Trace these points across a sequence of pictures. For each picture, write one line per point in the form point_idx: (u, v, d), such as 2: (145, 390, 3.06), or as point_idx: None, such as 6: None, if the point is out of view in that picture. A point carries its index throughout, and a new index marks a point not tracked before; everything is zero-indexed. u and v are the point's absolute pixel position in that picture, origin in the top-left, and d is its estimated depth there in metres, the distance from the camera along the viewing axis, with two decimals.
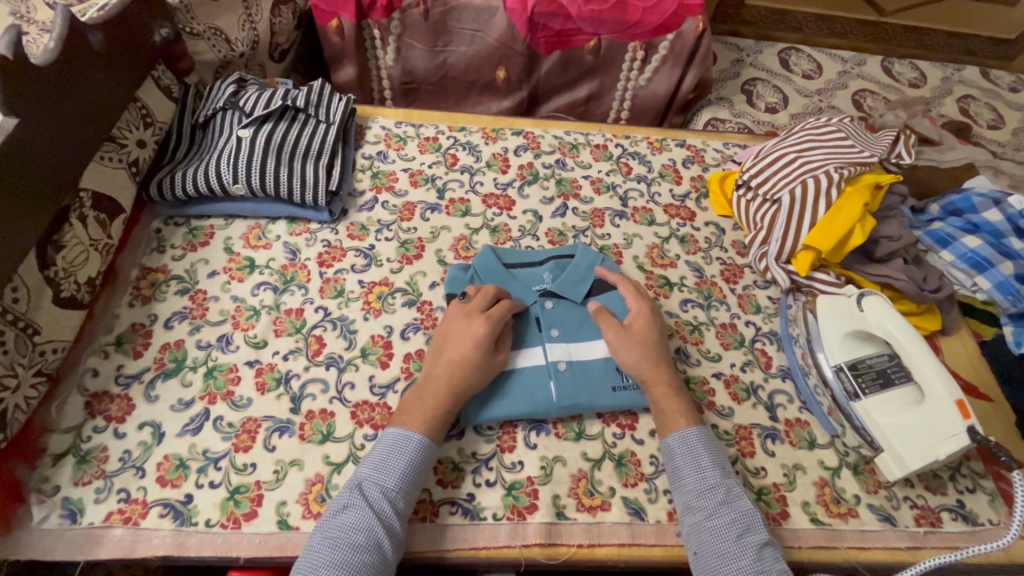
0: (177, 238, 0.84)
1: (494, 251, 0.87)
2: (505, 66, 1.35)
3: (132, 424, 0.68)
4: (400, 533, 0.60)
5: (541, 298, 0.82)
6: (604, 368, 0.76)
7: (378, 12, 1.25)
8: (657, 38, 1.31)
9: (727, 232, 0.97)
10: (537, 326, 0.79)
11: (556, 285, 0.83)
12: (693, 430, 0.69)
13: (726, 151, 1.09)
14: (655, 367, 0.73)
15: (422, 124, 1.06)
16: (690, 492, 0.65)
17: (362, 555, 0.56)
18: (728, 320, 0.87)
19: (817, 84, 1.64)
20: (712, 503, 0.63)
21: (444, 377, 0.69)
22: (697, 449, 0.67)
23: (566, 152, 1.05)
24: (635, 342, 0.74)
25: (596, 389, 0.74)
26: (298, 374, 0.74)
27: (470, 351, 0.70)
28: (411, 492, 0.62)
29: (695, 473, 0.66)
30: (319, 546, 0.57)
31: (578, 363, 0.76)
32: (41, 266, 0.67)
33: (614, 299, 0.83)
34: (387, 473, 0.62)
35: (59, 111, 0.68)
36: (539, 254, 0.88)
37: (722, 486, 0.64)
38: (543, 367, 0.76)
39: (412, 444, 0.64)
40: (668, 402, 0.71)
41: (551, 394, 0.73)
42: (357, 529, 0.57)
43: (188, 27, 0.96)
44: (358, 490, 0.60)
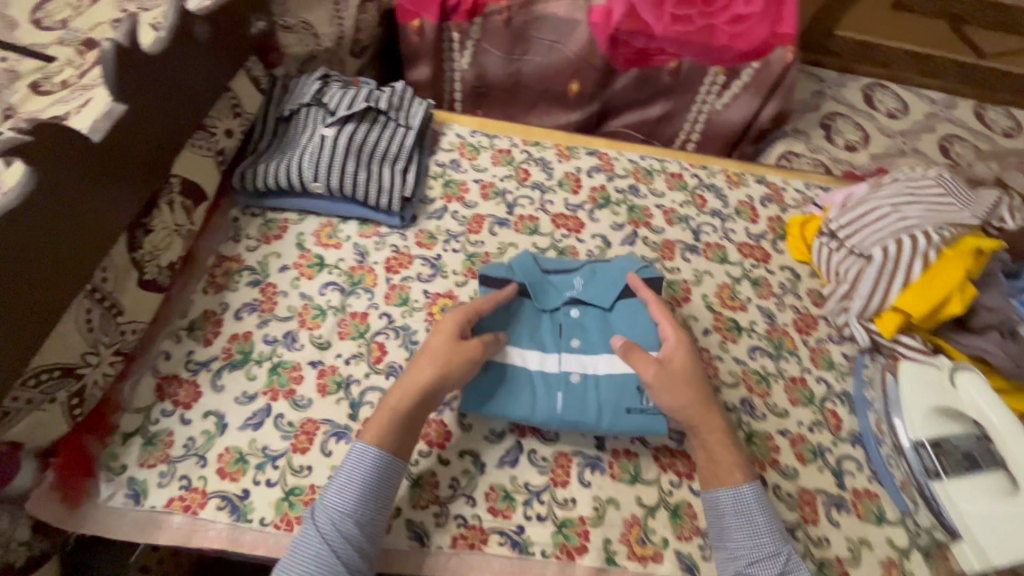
0: (253, 228, 0.86)
1: (534, 256, 0.83)
2: (579, 79, 1.33)
3: (198, 412, 0.69)
4: (361, 558, 0.59)
5: (568, 303, 0.80)
6: (621, 388, 0.73)
7: (461, 16, 1.25)
8: (742, 64, 1.26)
9: (803, 279, 0.93)
10: (558, 333, 0.78)
11: (585, 291, 0.80)
12: (746, 488, 0.65)
13: (808, 193, 1.04)
14: (704, 414, 0.68)
15: (496, 135, 1.04)
16: (741, 556, 0.63)
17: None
18: (798, 374, 0.83)
19: (901, 124, 1.56)
20: (770, 572, 0.61)
21: (404, 378, 0.67)
22: (753, 513, 0.64)
23: (640, 177, 1.02)
24: (679, 381, 0.69)
25: (605, 409, 0.71)
26: (359, 380, 0.74)
27: (430, 348, 0.68)
28: (369, 513, 0.61)
29: (748, 538, 0.63)
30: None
31: (595, 377, 0.74)
32: (130, 248, 0.69)
33: (641, 308, 0.79)
34: (342, 500, 0.60)
35: (160, 97, 0.70)
36: (577, 258, 0.85)
37: (782, 555, 0.62)
38: (555, 374, 0.74)
39: (365, 463, 0.62)
40: (717, 453, 0.68)
41: (557, 408, 0.71)
42: (307, 558, 0.57)
43: (282, 20, 0.98)
44: (312, 520, 0.59)
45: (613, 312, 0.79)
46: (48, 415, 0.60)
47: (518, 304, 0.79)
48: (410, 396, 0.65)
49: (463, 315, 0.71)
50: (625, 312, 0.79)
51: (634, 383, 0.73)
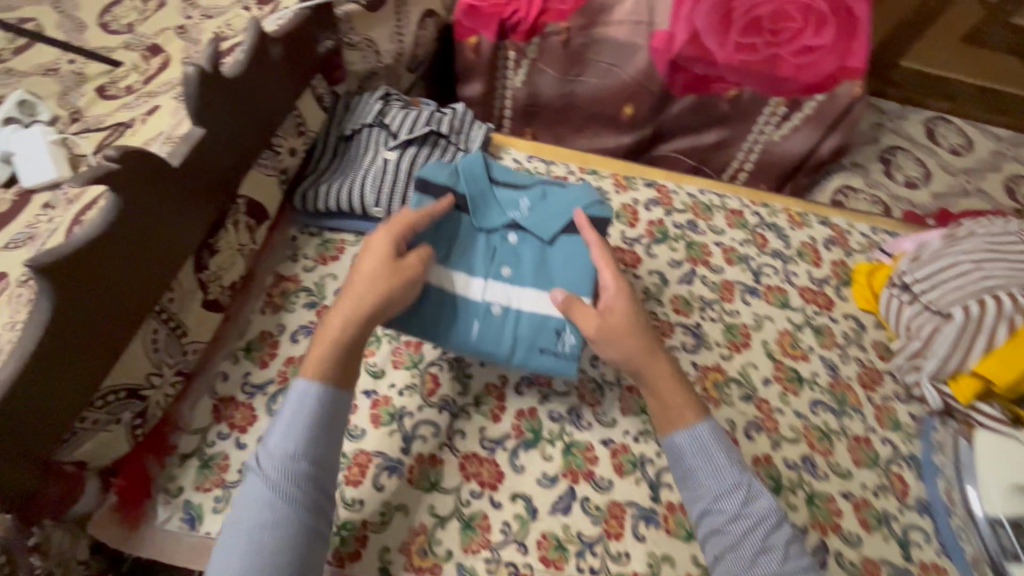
0: (310, 248, 0.85)
1: (484, 160, 0.80)
2: (633, 103, 1.30)
3: (253, 437, 0.69)
4: (316, 496, 0.59)
5: (506, 230, 0.76)
6: (539, 326, 0.72)
7: (519, 35, 1.24)
8: (805, 97, 1.22)
9: (868, 330, 0.89)
10: (490, 257, 0.75)
11: (526, 218, 0.76)
12: (701, 426, 0.65)
13: (874, 237, 1.00)
14: (643, 360, 0.67)
15: (552, 161, 1.03)
16: (707, 494, 0.63)
17: (269, 529, 0.56)
18: (862, 433, 0.80)
19: (966, 162, 1.50)
20: (733, 507, 0.62)
21: (339, 305, 0.65)
22: (709, 447, 0.64)
23: (699, 212, 0.99)
24: (623, 333, 0.67)
25: (518, 345, 0.72)
26: (411, 413, 0.73)
27: (362, 274, 0.65)
28: (317, 452, 0.60)
29: (709, 474, 0.63)
30: (232, 526, 0.57)
31: (518, 310, 0.73)
32: (197, 269, 0.69)
33: (582, 247, 0.75)
34: (285, 443, 0.59)
35: (234, 120, 0.70)
36: (529, 180, 0.81)
37: (743, 487, 0.62)
38: (476, 301, 0.73)
39: (306, 401, 0.60)
40: (662, 399, 0.67)
41: (471, 336, 0.72)
42: (261, 505, 0.56)
43: (348, 38, 0.98)
44: (256, 468, 0.58)
45: (552, 247, 0.76)
46: (112, 435, 0.61)
47: (455, 218, 0.76)
48: (352, 323, 0.64)
49: (398, 234, 0.68)
50: (566, 248, 0.76)
51: (555, 325, 0.72)
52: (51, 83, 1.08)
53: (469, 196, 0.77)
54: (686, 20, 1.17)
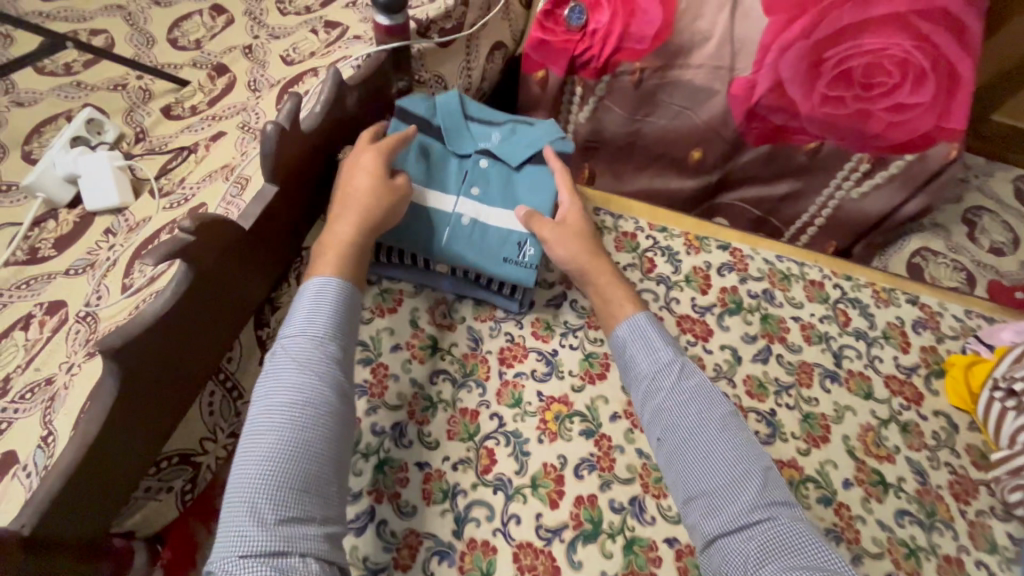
0: (367, 298, 0.81)
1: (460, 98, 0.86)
2: (703, 147, 1.24)
3: None
4: (340, 376, 0.60)
5: (479, 154, 0.83)
6: (501, 238, 0.79)
7: (589, 72, 1.19)
8: (892, 155, 1.15)
9: (961, 431, 0.81)
10: (462, 177, 0.82)
11: (497, 147, 0.84)
12: (639, 316, 0.72)
13: (968, 322, 0.92)
14: (592, 259, 0.77)
15: (620, 215, 0.98)
16: (645, 375, 0.68)
17: (297, 402, 0.56)
18: (954, 552, 0.72)
19: None
20: (667, 381, 0.67)
21: (338, 215, 0.68)
22: (646, 332, 0.71)
23: (776, 281, 0.92)
24: (573, 235, 0.78)
25: (486, 253, 0.79)
26: (465, 491, 0.69)
27: (362, 185, 0.69)
28: (339, 336, 0.61)
29: (648, 357, 0.69)
30: (257, 399, 0.57)
31: (485, 223, 0.80)
32: (257, 326, 0.66)
33: (546, 175, 0.83)
34: (308, 325, 0.61)
35: (307, 173, 0.67)
36: (499, 116, 0.88)
37: (677, 363, 0.68)
38: (449, 212, 0.80)
39: (329, 289, 0.63)
40: (607, 294, 0.76)
41: (442, 242, 0.78)
42: (280, 376, 0.57)
43: (418, 75, 0.95)
44: (279, 349, 0.59)
45: (519, 174, 0.84)
46: (162, 504, 0.59)
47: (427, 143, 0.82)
48: (360, 228, 0.68)
49: (384, 148, 0.72)
50: (533, 176, 0.84)
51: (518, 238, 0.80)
52: (118, 100, 1.08)
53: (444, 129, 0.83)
54: (771, 69, 1.09)
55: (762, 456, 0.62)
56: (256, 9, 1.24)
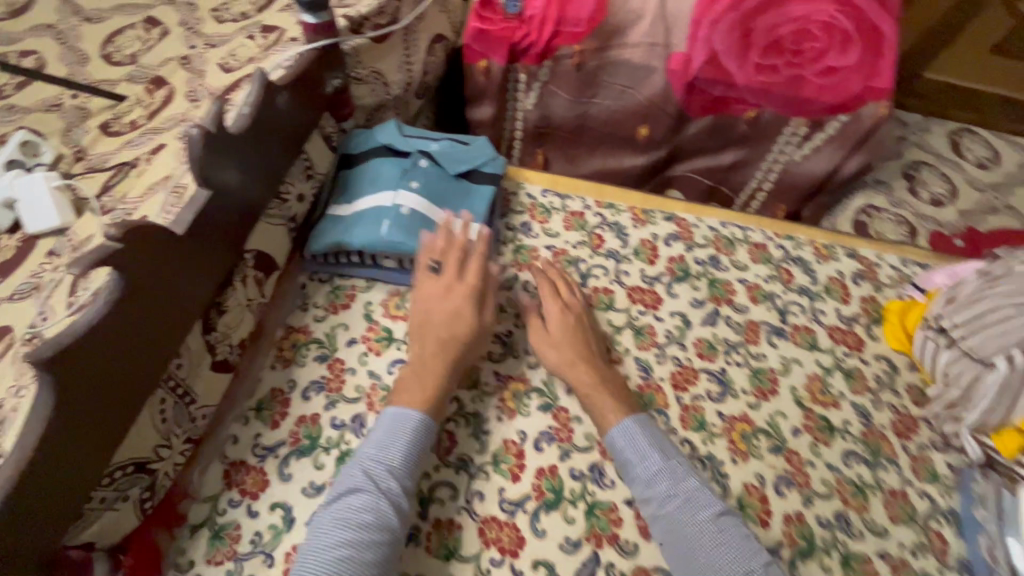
0: (320, 296, 0.82)
1: (400, 126, 0.90)
2: (648, 124, 1.27)
3: (265, 504, 0.67)
4: (407, 508, 0.63)
5: (418, 155, 0.86)
6: (443, 228, 0.81)
7: (530, 59, 1.20)
8: (829, 117, 1.18)
9: (901, 372, 0.85)
10: (402, 174, 0.83)
11: (436, 153, 0.87)
12: (630, 420, 0.71)
13: (904, 270, 0.96)
14: (591, 360, 0.77)
15: (568, 195, 1.00)
16: (638, 480, 0.68)
17: (370, 530, 0.59)
18: (898, 486, 0.76)
19: (992, 177, 1.45)
20: (661, 489, 0.66)
21: (431, 355, 0.71)
22: (640, 438, 0.70)
23: (721, 247, 0.95)
24: (552, 343, 0.78)
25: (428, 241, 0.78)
26: (428, 474, 0.71)
27: (458, 329, 0.72)
28: (413, 468, 0.65)
29: (642, 460, 0.68)
30: (324, 521, 0.60)
31: (424, 212, 0.80)
32: (204, 331, 0.67)
33: (484, 190, 0.87)
34: (388, 453, 0.64)
35: (242, 176, 0.68)
36: (438, 134, 0.92)
37: (666, 470, 0.67)
38: (387, 205, 0.79)
39: (412, 421, 0.66)
40: (602, 399, 0.74)
41: (382, 232, 0.77)
42: (360, 505, 0.60)
43: (354, 72, 0.95)
44: (361, 470, 0.63)
45: (454, 182, 0.86)
46: (120, 513, 0.59)
47: (371, 163, 0.86)
48: (449, 368, 0.71)
49: (480, 286, 0.75)
50: (473, 185, 0.87)
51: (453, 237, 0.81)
52: (54, 120, 1.06)
53: (386, 146, 0.87)
54: (704, 42, 1.13)
55: (759, 551, 0.62)
56: (191, 18, 1.23)
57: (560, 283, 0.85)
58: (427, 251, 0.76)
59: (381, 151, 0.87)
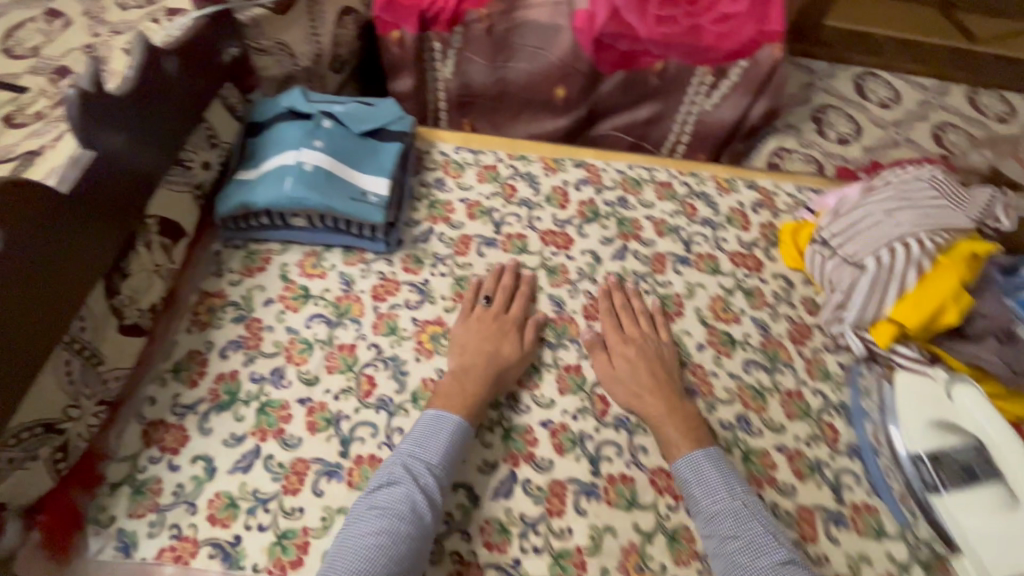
0: (235, 262, 0.84)
1: (305, 92, 0.92)
2: (565, 85, 1.31)
3: (186, 457, 0.69)
4: (440, 507, 0.65)
5: (321, 116, 0.88)
6: (348, 182, 0.82)
7: (441, 25, 1.23)
8: (729, 64, 1.25)
9: (797, 287, 0.92)
10: (305, 134, 0.85)
11: (340, 114, 0.88)
12: (699, 451, 0.70)
13: (800, 196, 1.03)
14: (659, 387, 0.76)
15: (481, 151, 1.03)
16: (703, 514, 0.67)
17: (406, 520, 0.61)
18: (794, 386, 0.82)
19: (894, 115, 1.54)
20: (723, 526, 0.65)
21: (469, 369, 0.75)
22: (707, 471, 0.69)
23: (628, 188, 1.00)
24: (622, 377, 0.78)
25: (332, 195, 0.80)
26: (348, 416, 0.73)
27: (508, 351, 0.78)
28: (450, 469, 0.68)
29: (707, 496, 0.67)
30: (363, 511, 0.62)
31: (328, 168, 0.82)
32: (108, 294, 0.68)
33: (391, 147, 0.89)
34: (428, 451, 0.67)
35: (131, 138, 0.69)
36: (344, 98, 0.93)
37: (730, 508, 0.65)
38: (290, 164, 0.81)
39: (451, 424, 0.70)
40: (666, 428, 0.73)
41: (285, 188, 0.79)
42: (400, 498, 0.62)
43: (255, 43, 0.95)
44: (403, 464, 0.65)
45: (360, 141, 0.88)
46: (31, 472, 0.59)
47: (276, 128, 0.87)
48: (486, 383, 0.74)
49: (522, 320, 0.82)
50: (380, 143, 0.89)
51: (360, 190, 0.83)
52: None
53: (290, 111, 0.89)
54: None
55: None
56: (93, 8, 1.21)
57: (626, 319, 0.84)
58: (479, 288, 0.85)
59: (286, 116, 0.88)
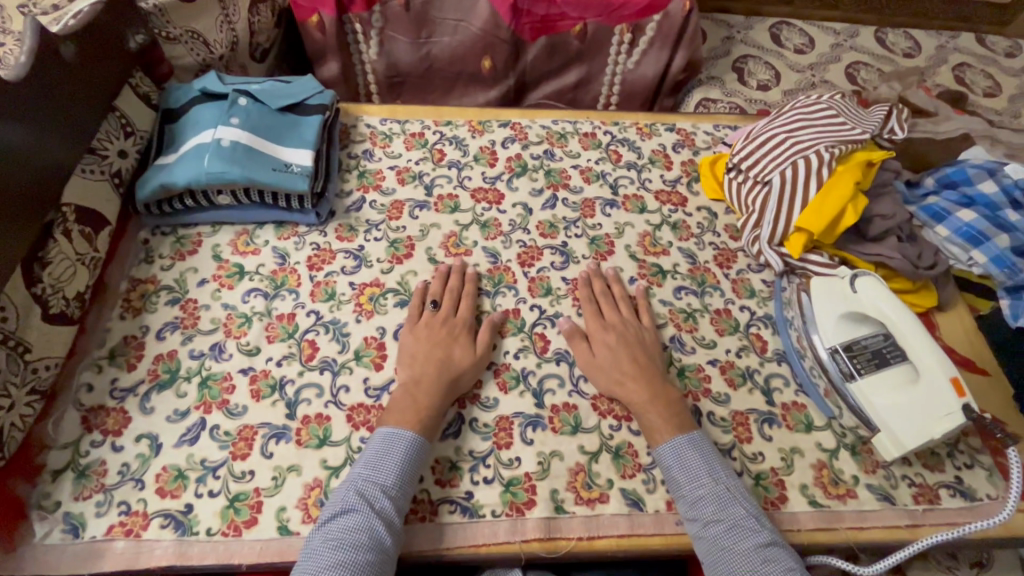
0: (165, 248, 0.84)
1: (220, 76, 0.92)
2: (490, 55, 1.33)
3: (129, 437, 0.69)
4: (400, 528, 0.62)
5: (237, 94, 0.88)
6: (269, 155, 0.84)
7: (359, 6, 1.24)
8: (643, 20, 1.30)
9: (720, 216, 0.96)
10: (221, 113, 0.86)
11: (256, 92, 0.89)
12: (682, 437, 0.69)
13: (717, 134, 1.08)
14: (638, 373, 0.75)
15: (407, 121, 1.04)
16: (685, 500, 0.66)
17: (364, 550, 0.58)
18: (722, 306, 0.86)
19: (809, 58, 1.61)
20: (707, 511, 0.64)
21: (422, 380, 0.72)
22: (688, 455, 0.68)
23: (554, 141, 1.03)
24: (600, 364, 0.77)
25: (253, 167, 0.82)
26: (293, 380, 0.74)
27: (461, 357, 0.75)
28: (407, 487, 0.65)
29: (690, 481, 0.66)
30: (317, 546, 0.59)
31: (246, 143, 0.83)
32: (28, 283, 0.67)
33: (312, 120, 0.91)
34: (382, 472, 0.64)
35: (32, 126, 0.68)
36: (260, 78, 0.94)
37: (714, 493, 0.65)
38: (208, 142, 0.82)
39: (405, 440, 0.66)
40: (650, 414, 0.72)
41: (204, 166, 0.80)
42: (356, 527, 0.59)
43: (163, 32, 0.94)
44: (356, 491, 0.62)
45: (279, 117, 0.89)
46: None
47: (191, 112, 0.88)
48: (438, 392, 0.71)
49: (471, 321, 0.80)
50: (299, 118, 0.91)
51: (281, 163, 0.84)
52: None
53: (204, 94, 0.89)
54: None
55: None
56: None
57: (603, 305, 0.83)
58: (425, 295, 0.82)
59: (201, 98, 0.89)
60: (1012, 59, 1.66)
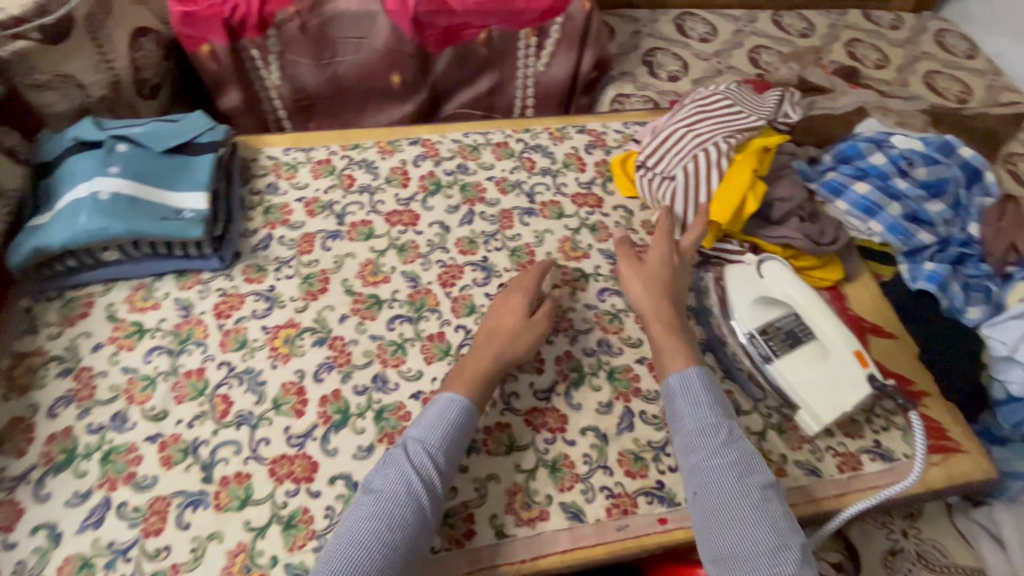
0: (51, 314, 0.78)
1: (97, 121, 0.86)
2: (398, 70, 1.30)
3: (23, 531, 0.63)
4: (442, 492, 0.62)
5: (113, 141, 0.82)
6: (157, 203, 0.79)
7: (251, 31, 1.19)
8: (547, 22, 1.31)
9: (636, 213, 0.97)
10: (98, 163, 0.80)
11: (136, 135, 0.84)
12: (693, 370, 0.69)
13: (627, 131, 1.10)
14: (658, 307, 0.76)
15: (312, 148, 1.00)
16: (691, 431, 0.65)
17: (402, 505, 0.59)
18: None
19: (713, 46, 1.67)
20: (711, 442, 0.63)
21: (479, 345, 0.74)
22: (699, 391, 0.67)
23: (467, 155, 1.02)
24: (645, 281, 0.79)
25: (137, 219, 0.76)
26: (206, 440, 0.70)
27: (510, 323, 0.76)
28: (454, 453, 0.65)
29: (698, 411, 0.66)
30: (362, 497, 0.61)
31: (129, 193, 0.78)
32: None
33: (205, 160, 0.86)
34: (433, 434, 0.64)
35: None
36: (142, 120, 0.88)
37: (724, 427, 0.64)
38: (83, 197, 0.76)
39: (458, 405, 0.67)
40: (665, 342, 0.73)
41: (81, 223, 0.74)
42: (396, 482, 0.60)
43: (29, 79, 0.87)
44: (406, 447, 0.63)
45: (166, 159, 0.84)
46: None
47: (64, 164, 0.81)
48: (489, 356, 0.73)
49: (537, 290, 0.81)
50: (190, 158, 0.86)
51: (174, 210, 0.79)
52: None
53: (78, 142, 0.83)
54: None
55: (796, 533, 0.58)
56: None
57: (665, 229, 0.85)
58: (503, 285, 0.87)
59: (74, 148, 0.82)
60: (897, 31, 1.78)
